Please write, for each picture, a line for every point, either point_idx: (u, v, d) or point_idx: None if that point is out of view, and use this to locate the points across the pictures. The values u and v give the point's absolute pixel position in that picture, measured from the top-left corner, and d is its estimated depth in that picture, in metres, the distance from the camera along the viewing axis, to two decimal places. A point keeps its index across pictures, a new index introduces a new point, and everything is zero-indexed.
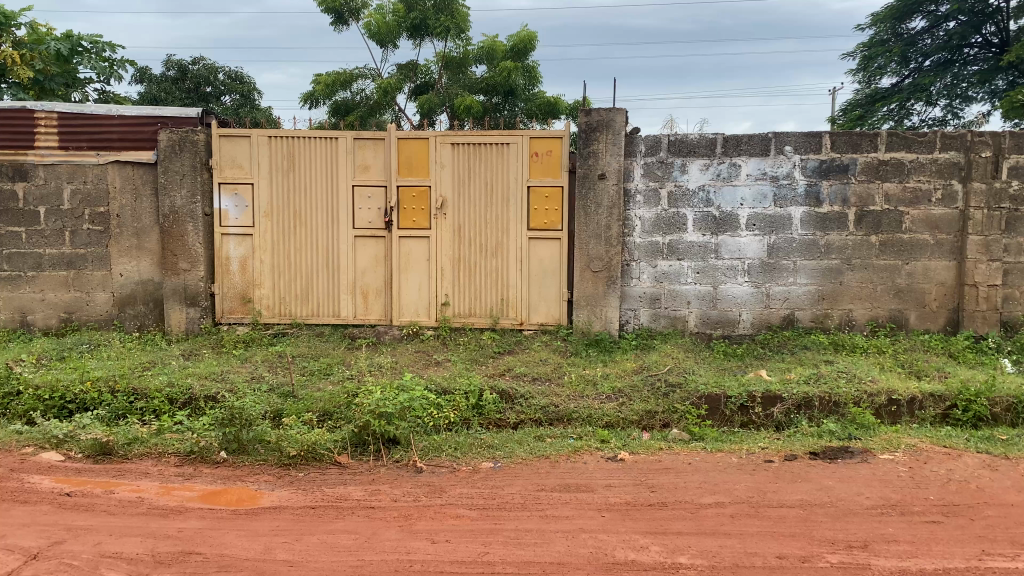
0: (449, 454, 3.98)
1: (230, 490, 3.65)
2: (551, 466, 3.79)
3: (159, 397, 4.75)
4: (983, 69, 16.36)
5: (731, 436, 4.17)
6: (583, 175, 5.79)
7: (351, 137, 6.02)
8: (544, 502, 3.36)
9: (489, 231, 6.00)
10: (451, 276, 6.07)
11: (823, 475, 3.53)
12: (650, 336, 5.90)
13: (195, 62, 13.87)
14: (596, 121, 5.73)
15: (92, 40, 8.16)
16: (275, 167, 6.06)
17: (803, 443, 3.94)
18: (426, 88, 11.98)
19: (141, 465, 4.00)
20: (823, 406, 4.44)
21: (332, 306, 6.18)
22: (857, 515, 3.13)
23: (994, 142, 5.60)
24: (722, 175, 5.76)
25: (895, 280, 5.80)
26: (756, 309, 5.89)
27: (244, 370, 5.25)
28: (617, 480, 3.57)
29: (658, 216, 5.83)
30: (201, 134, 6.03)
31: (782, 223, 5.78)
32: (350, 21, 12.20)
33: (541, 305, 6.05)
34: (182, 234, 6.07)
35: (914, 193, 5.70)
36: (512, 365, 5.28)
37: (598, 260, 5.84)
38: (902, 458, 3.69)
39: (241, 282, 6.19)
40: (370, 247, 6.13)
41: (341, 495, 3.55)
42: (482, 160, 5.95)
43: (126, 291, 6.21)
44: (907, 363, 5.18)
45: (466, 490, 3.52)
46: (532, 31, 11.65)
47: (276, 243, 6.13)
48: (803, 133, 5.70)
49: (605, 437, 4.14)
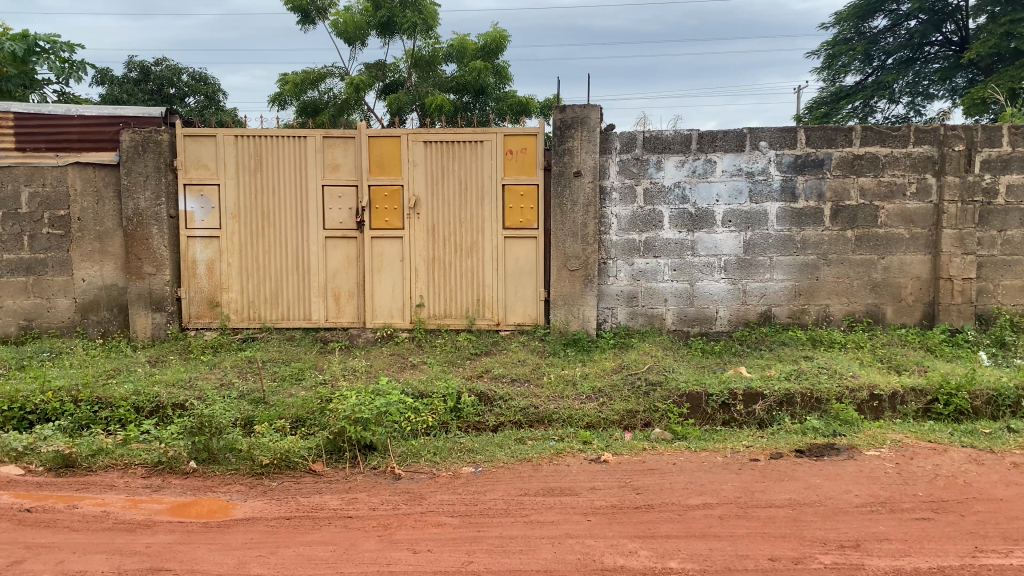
0: (428, 459, 3.87)
1: (200, 501, 3.51)
2: (534, 470, 3.70)
3: (125, 405, 4.58)
4: (944, 67, 16.57)
5: (714, 435, 4.10)
6: (559, 172, 5.71)
7: (320, 136, 5.88)
8: (528, 507, 3.27)
9: (464, 230, 5.90)
10: (425, 276, 5.96)
11: (810, 473, 3.48)
12: (627, 335, 5.83)
13: (158, 63, 13.61)
14: (571, 118, 5.65)
15: (50, 40, 7.93)
16: (243, 167, 5.91)
17: (788, 441, 3.88)
18: (395, 87, 11.82)
19: (106, 477, 3.84)
20: (806, 402, 4.39)
21: (302, 310, 6.03)
22: (846, 513, 3.07)
23: (966, 135, 5.61)
24: (697, 171, 5.71)
25: (871, 275, 5.79)
26: (733, 306, 5.84)
27: (213, 377, 5.09)
28: (601, 483, 3.48)
29: (634, 214, 5.77)
30: (165, 134, 5.85)
31: (758, 219, 5.74)
32: (317, 21, 12.02)
33: (518, 305, 5.96)
34: (147, 237, 5.88)
35: (889, 187, 5.70)
36: (489, 366, 5.18)
37: (574, 258, 5.76)
38: (888, 454, 3.65)
39: (208, 286, 6.02)
40: (341, 248, 5.99)
41: (317, 504, 3.43)
42: (455, 158, 5.84)
43: (89, 296, 6.00)
44: (886, 357, 5.17)
45: (447, 497, 3.42)
46: (503, 30, 11.55)
47: (245, 245, 5.97)
48: (778, 128, 5.65)
49: (587, 438, 4.06)
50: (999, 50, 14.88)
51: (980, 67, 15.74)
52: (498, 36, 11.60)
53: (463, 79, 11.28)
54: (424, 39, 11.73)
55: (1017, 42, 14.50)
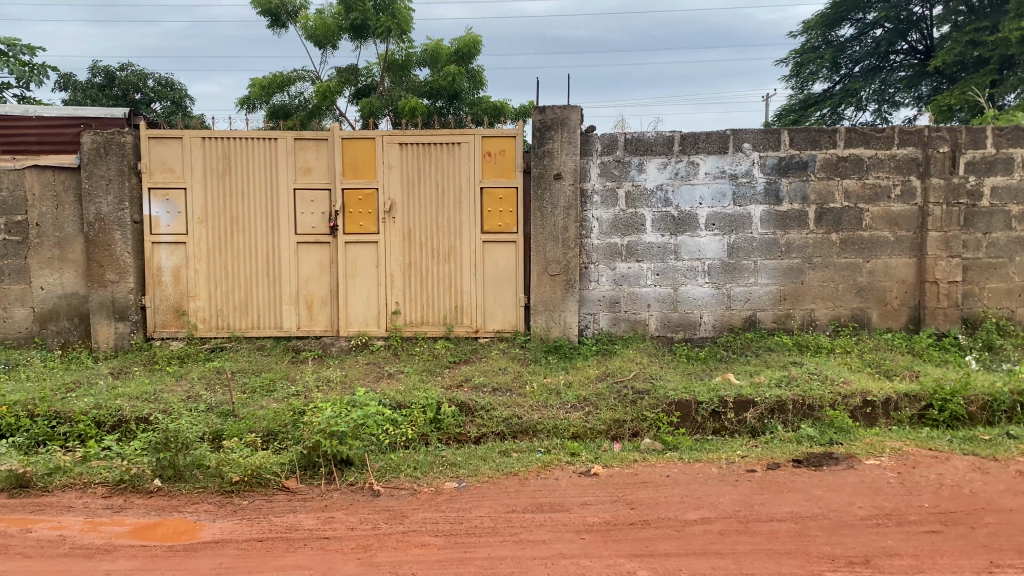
0: (408, 474, 3.67)
1: (166, 522, 3.29)
2: (521, 484, 3.52)
3: (84, 420, 4.32)
4: (910, 75, 16.74)
5: (706, 444, 3.96)
6: (539, 175, 5.55)
7: (291, 137, 5.66)
8: (517, 525, 3.09)
9: (441, 235, 5.71)
10: (402, 282, 5.76)
11: (811, 484, 3.33)
12: (610, 341, 5.67)
13: (123, 68, 13.23)
14: (551, 119, 5.49)
15: (10, 43, 7.63)
16: (210, 170, 5.67)
17: (783, 450, 3.75)
18: (368, 92, 11.61)
19: (63, 498, 3.59)
20: (798, 409, 4.25)
21: (273, 318, 5.80)
22: (852, 527, 2.94)
23: (950, 137, 5.54)
24: (680, 173, 5.58)
25: (856, 278, 5.69)
26: (718, 311, 5.71)
27: (179, 389, 4.85)
28: (593, 497, 3.31)
29: (616, 217, 5.62)
30: (129, 135, 5.60)
31: (742, 223, 5.62)
32: (287, 24, 11.77)
33: (498, 311, 5.78)
34: (109, 244, 5.62)
35: (873, 190, 5.61)
36: (469, 375, 4.99)
37: (555, 263, 5.60)
38: (888, 464, 3.53)
39: (174, 294, 5.76)
40: (313, 254, 5.77)
41: (291, 525, 3.22)
42: (432, 161, 5.66)
43: (48, 305, 5.72)
44: (874, 362, 5.06)
45: (430, 515, 3.22)
46: (477, 35, 11.37)
47: (213, 251, 5.73)
48: (762, 130, 5.54)
49: (575, 450, 3.89)
50: (964, 58, 15.04)
51: (946, 75, 15.90)
52: (472, 40, 11.42)
53: (436, 84, 11.14)
54: (398, 43, 11.50)
55: (981, 49, 14.66)
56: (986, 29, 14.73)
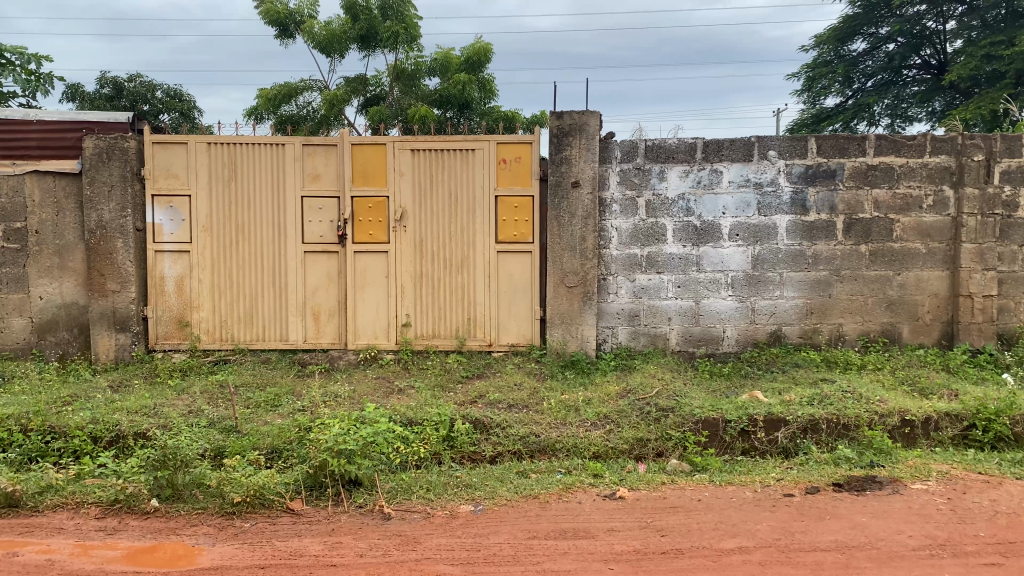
0: (421, 496, 3.45)
1: (162, 546, 3.07)
2: (542, 508, 3.28)
3: (80, 436, 4.11)
4: (923, 90, 16.53)
5: (737, 466, 3.73)
6: (556, 183, 5.35)
7: (299, 143, 5.48)
8: (539, 552, 2.86)
9: (454, 245, 5.51)
10: (412, 294, 5.55)
11: (855, 510, 3.10)
12: (629, 356, 5.45)
13: (132, 79, 13.13)
14: (569, 125, 5.30)
15: (17, 52, 7.48)
16: (216, 177, 5.49)
17: (822, 473, 3.51)
18: (376, 102, 11.45)
19: (54, 519, 3.37)
20: (832, 429, 4.01)
21: (279, 330, 5.60)
22: (904, 559, 2.70)
23: (985, 145, 5.33)
24: (702, 182, 5.37)
25: (886, 292, 5.47)
26: (741, 325, 5.49)
27: (180, 403, 4.64)
28: (619, 523, 3.08)
29: (636, 227, 5.41)
30: (132, 141, 5.42)
31: (767, 233, 5.40)
32: (294, 34, 11.65)
33: (512, 324, 5.56)
34: (111, 252, 5.43)
35: (904, 200, 5.39)
36: (484, 391, 4.77)
37: (572, 274, 5.39)
38: (937, 489, 3.29)
39: (177, 304, 5.56)
40: (321, 264, 5.57)
41: (296, 550, 2.99)
42: (445, 168, 5.47)
43: (46, 316, 5.52)
44: (909, 380, 4.82)
45: (444, 541, 3.00)
46: (486, 43, 11.24)
47: (217, 259, 5.54)
48: (788, 137, 5.33)
49: (598, 471, 3.66)
50: (979, 72, 14.81)
51: (959, 89, 15.66)
52: (481, 49, 11.30)
53: (446, 92, 11.00)
54: (406, 52, 11.39)
55: (997, 63, 14.43)
56: (1002, 43, 14.50)
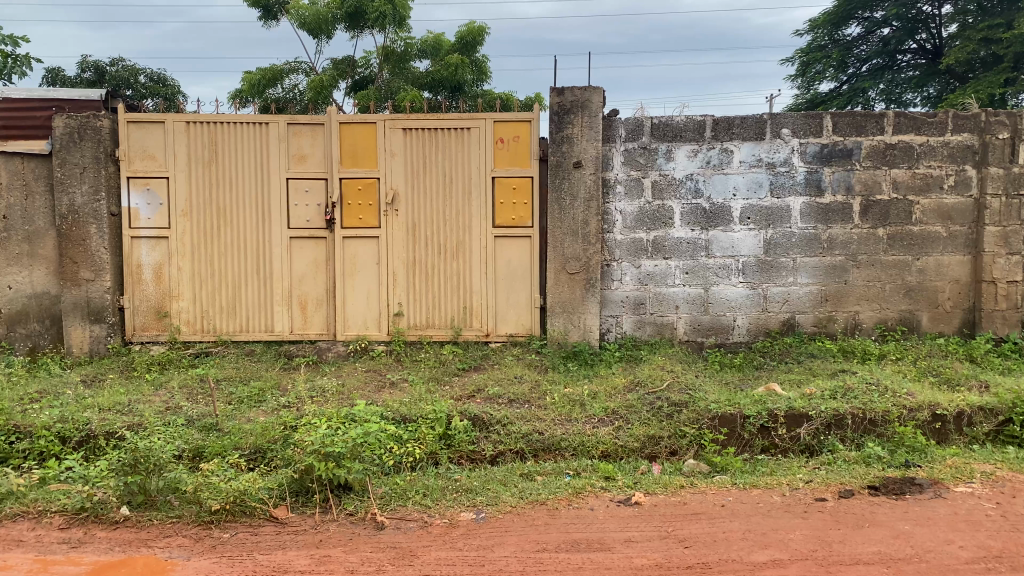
0: (417, 502, 3.15)
1: (131, 560, 2.76)
2: (551, 516, 2.99)
3: (46, 436, 3.78)
4: (918, 75, 16.19)
5: (760, 466, 3.44)
6: (557, 164, 5.04)
7: (284, 122, 5.15)
8: (550, 568, 2.57)
9: (449, 229, 5.19)
10: (404, 282, 5.24)
11: (896, 517, 2.82)
12: (635, 346, 5.17)
13: (114, 64, 12.77)
14: (571, 101, 4.98)
15: None
16: (196, 158, 5.16)
17: (854, 474, 3.22)
18: (365, 84, 11.14)
19: (13, 530, 3.05)
20: (858, 425, 3.74)
21: (263, 321, 5.28)
22: (958, 573, 2.42)
23: (1010, 122, 5.05)
24: (712, 162, 5.07)
25: (905, 278, 5.19)
26: (752, 313, 5.20)
27: (157, 400, 4.32)
28: (637, 533, 2.79)
29: (641, 210, 5.11)
30: (105, 119, 5.08)
31: (781, 216, 5.11)
32: (279, 14, 11.27)
33: (510, 313, 5.26)
34: (84, 238, 5.10)
35: (923, 180, 5.11)
36: (482, 385, 4.47)
37: (574, 260, 5.09)
38: (983, 492, 3.02)
39: (155, 294, 5.24)
40: (308, 251, 5.26)
41: (279, 565, 2.69)
42: (439, 148, 5.14)
43: (16, 306, 5.16)
44: (933, 371, 4.56)
45: (444, 554, 2.70)
46: (482, 24, 10.93)
47: (197, 246, 5.21)
48: (803, 114, 5.03)
49: (610, 474, 3.37)
50: (975, 56, 14.51)
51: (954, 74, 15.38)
52: (477, 30, 10.98)
53: (438, 75, 10.71)
54: (395, 33, 11.05)
55: (994, 47, 14.10)
56: (999, 27, 14.13)
